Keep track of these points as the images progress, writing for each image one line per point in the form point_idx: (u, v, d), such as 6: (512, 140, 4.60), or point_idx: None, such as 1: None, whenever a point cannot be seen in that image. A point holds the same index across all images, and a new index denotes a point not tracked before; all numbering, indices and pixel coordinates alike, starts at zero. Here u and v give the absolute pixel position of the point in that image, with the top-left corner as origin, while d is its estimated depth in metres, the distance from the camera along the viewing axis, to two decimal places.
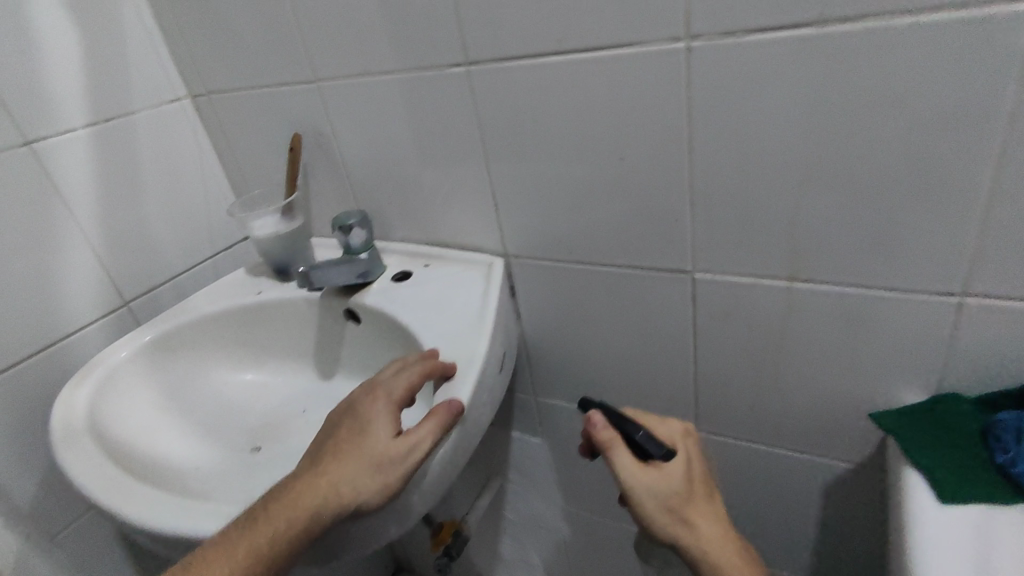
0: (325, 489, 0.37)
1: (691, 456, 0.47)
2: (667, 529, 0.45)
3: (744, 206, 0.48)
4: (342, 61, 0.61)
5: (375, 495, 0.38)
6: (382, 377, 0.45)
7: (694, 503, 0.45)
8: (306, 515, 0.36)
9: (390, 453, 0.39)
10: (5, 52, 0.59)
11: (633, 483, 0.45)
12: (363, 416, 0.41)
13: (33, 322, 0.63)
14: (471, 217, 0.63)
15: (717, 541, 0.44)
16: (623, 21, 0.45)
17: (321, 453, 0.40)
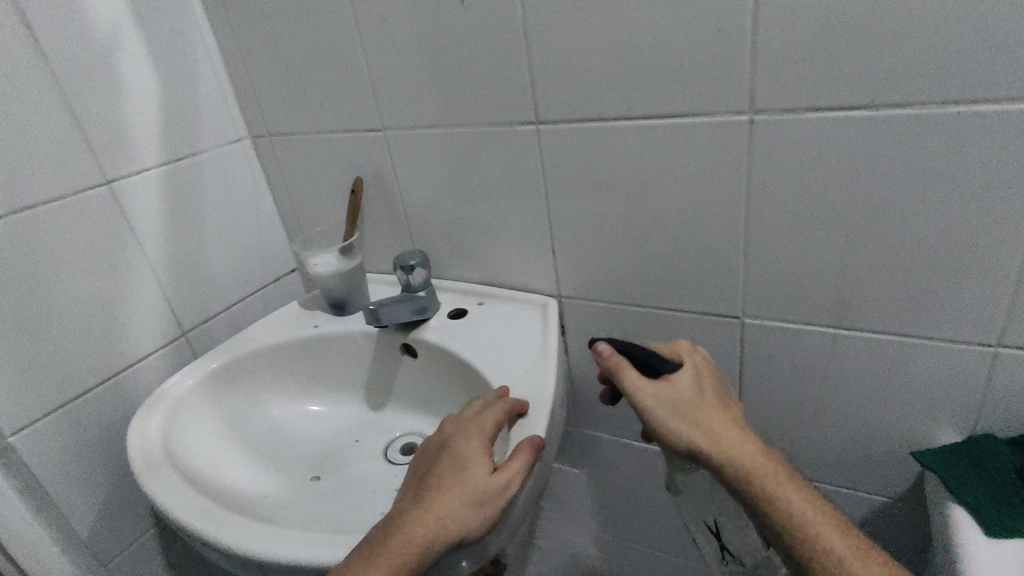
0: (434, 523, 0.40)
1: (700, 368, 0.49)
2: (682, 434, 0.44)
3: (796, 260, 0.53)
4: (411, 113, 0.65)
5: (478, 527, 0.41)
6: (470, 414, 0.48)
7: (710, 412, 0.45)
8: (420, 550, 0.40)
9: (489, 488, 0.42)
10: (94, 98, 0.62)
11: (644, 393, 0.46)
12: (458, 452, 0.45)
13: (103, 353, 0.66)
14: (527, 260, 0.68)
15: (743, 441, 0.44)
16: (692, 93, 0.50)
17: (423, 488, 0.43)
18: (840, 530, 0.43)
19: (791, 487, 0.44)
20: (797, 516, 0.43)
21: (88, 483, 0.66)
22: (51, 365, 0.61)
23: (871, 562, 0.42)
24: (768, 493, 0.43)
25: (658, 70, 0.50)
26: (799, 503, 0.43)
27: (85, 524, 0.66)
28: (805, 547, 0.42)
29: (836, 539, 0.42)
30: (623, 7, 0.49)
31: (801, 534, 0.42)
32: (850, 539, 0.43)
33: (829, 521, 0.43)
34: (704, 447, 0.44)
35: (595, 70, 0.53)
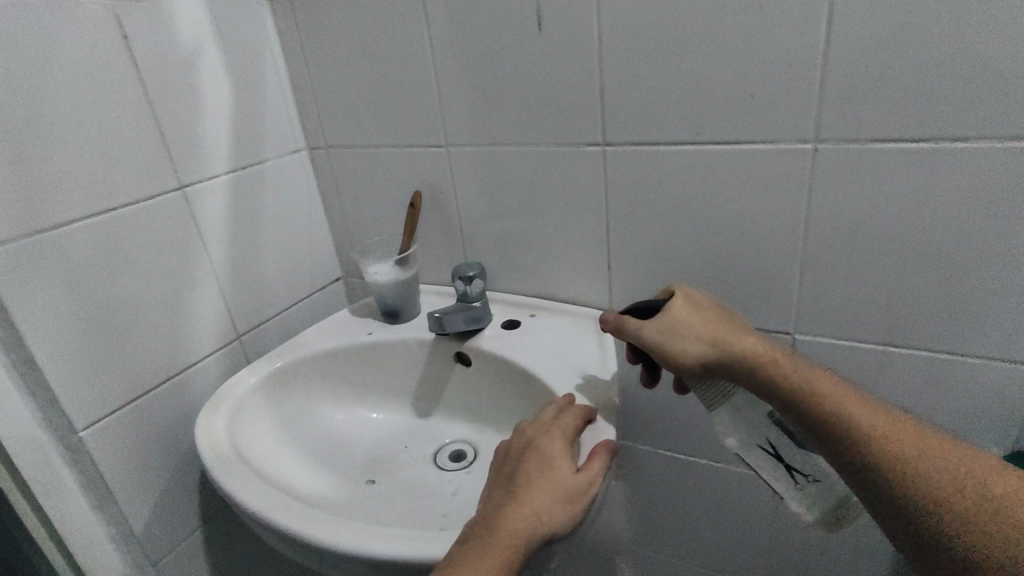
0: (531, 517, 0.43)
1: (692, 297, 0.52)
2: (687, 348, 0.47)
3: (850, 280, 0.56)
4: (476, 131, 0.68)
5: (568, 522, 0.44)
6: (547, 419, 0.51)
7: (717, 326, 0.48)
8: (520, 541, 0.42)
9: (575, 487, 0.45)
10: (175, 106, 0.64)
11: (646, 330, 0.50)
12: (540, 453, 0.48)
13: (167, 352, 0.67)
14: (580, 274, 0.70)
15: (749, 342, 0.47)
16: (759, 123, 0.54)
17: (514, 485, 0.46)
18: (865, 405, 0.45)
19: (808, 373, 0.46)
20: (823, 398, 0.45)
21: (146, 480, 0.66)
22: (122, 363, 0.62)
23: (899, 432, 0.44)
24: (790, 382, 0.45)
25: (728, 100, 0.54)
26: (819, 386, 0.46)
27: (139, 522, 0.66)
28: (839, 425, 0.44)
29: (864, 413, 0.45)
30: (697, 41, 0.53)
31: (833, 415, 0.44)
32: (874, 411, 0.45)
33: (851, 397, 0.46)
34: (711, 354, 0.47)
35: (666, 97, 0.56)
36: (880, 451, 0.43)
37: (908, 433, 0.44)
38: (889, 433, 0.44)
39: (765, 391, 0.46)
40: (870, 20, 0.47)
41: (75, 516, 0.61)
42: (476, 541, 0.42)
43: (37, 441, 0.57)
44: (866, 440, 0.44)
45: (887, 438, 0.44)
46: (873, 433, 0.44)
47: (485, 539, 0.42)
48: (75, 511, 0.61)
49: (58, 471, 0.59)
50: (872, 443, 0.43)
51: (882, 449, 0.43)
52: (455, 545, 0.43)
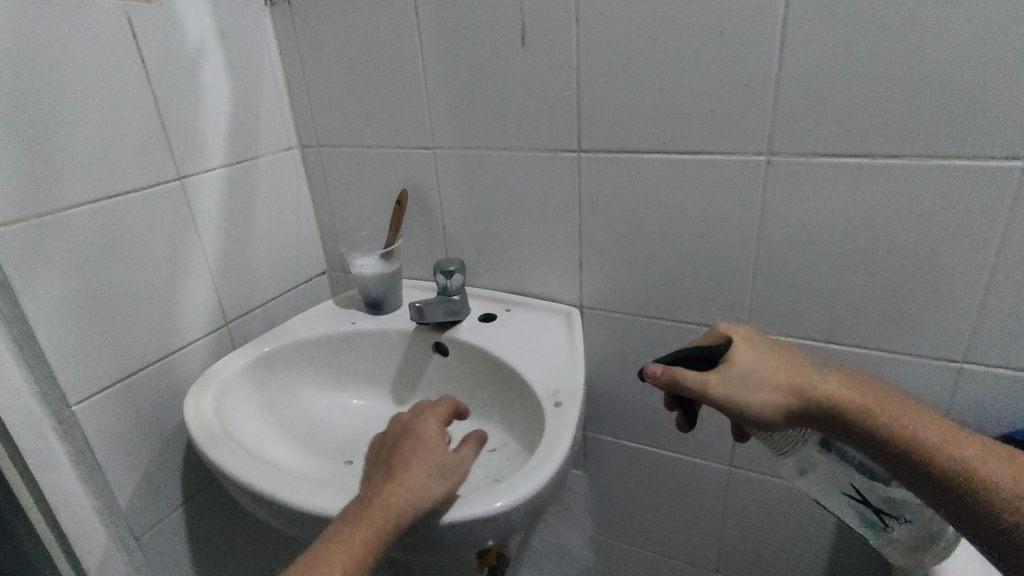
0: (406, 494, 0.47)
1: (748, 339, 0.52)
2: (768, 398, 0.47)
3: (797, 282, 0.62)
4: (462, 135, 0.73)
5: (444, 494, 0.49)
6: (420, 405, 0.55)
7: (787, 367, 0.48)
8: (394, 515, 0.46)
9: (447, 464, 0.50)
10: (177, 101, 0.68)
11: (714, 386, 0.48)
12: (417, 434, 0.52)
13: (158, 335, 0.70)
14: (555, 273, 0.75)
15: (828, 383, 0.47)
16: (719, 136, 0.59)
17: (391, 467, 0.49)
18: (942, 428, 0.47)
19: (896, 412, 0.46)
20: (909, 432, 0.46)
21: (132, 458, 0.69)
22: (115, 342, 0.65)
23: (977, 448, 0.46)
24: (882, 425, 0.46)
25: (692, 115, 0.59)
26: (899, 417, 0.46)
27: (124, 498, 0.69)
28: (927, 455, 0.45)
29: (945, 437, 0.46)
30: (665, 60, 0.59)
31: (917, 446, 0.45)
32: (952, 431, 0.47)
33: (928, 420, 0.47)
34: (793, 402, 0.47)
35: (637, 111, 0.62)
36: (967, 475, 0.45)
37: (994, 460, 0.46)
38: (971, 453, 0.45)
39: (856, 435, 0.46)
40: (816, 48, 0.53)
41: (64, 489, 0.64)
42: (351, 519, 0.46)
43: (33, 412, 0.60)
44: (951, 465, 0.45)
45: (972, 459, 0.45)
46: (956, 457, 0.45)
47: (360, 517, 0.46)
48: (65, 483, 0.64)
49: (51, 444, 0.62)
50: (963, 472, 0.45)
51: (968, 473, 0.45)
52: (335, 524, 0.47)
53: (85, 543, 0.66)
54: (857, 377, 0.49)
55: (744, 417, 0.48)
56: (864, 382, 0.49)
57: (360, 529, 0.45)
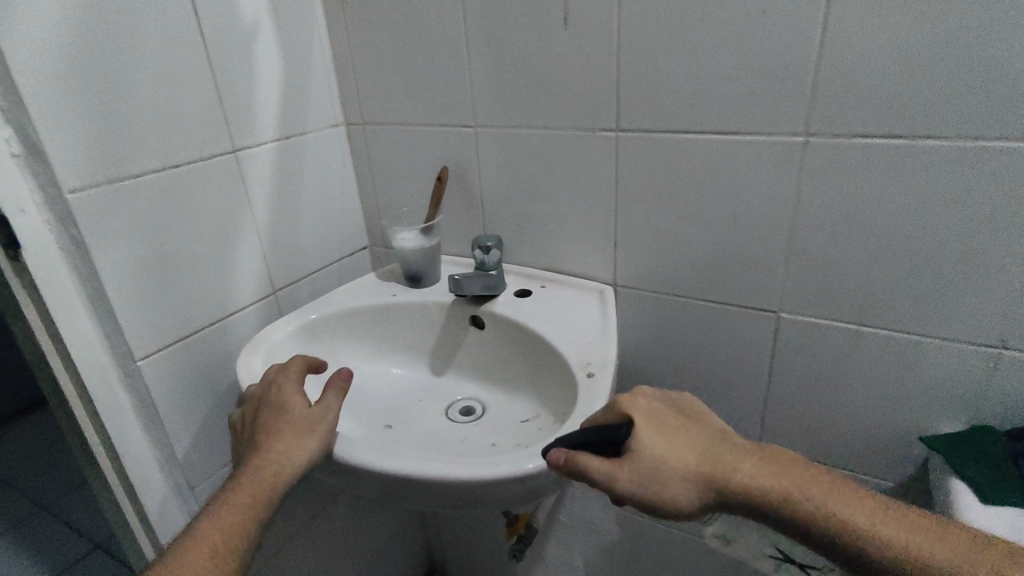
0: (276, 458, 0.55)
1: (649, 414, 0.51)
2: (674, 490, 0.47)
3: (831, 264, 0.62)
4: (502, 115, 0.75)
5: (316, 445, 0.56)
6: (276, 376, 0.62)
7: (688, 448, 0.49)
8: (270, 477, 0.54)
9: (312, 418, 0.58)
10: (234, 78, 0.72)
11: (617, 481, 0.47)
12: (281, 403, 0.59)
13: (214, 299, 0.75)
14: (589, 251, 0.77)
15: (730, 471, 0.48)
16: (757, 116, 0.59)
17: (263, 437, 0.57)
18: (852, 499, 0.47)
19: (803, 490, 0.47)
20: (817, 512, 0.46)
21: (188, 412, 0.74)
22: (175, 304, 0.70)
23: (883, 514, 0.46)
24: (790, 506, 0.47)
25: (730, 96, 0.60)
26: (802, 491, 0.47)
27: (181, 449, 0.74)
28: (831, 531, 0.46)
29: (854, 511, 0.46)
30: (705, 40, 0.59)
31: (820, 520, 0.46)
32: (854, 495, 0.47)
33: (835, 491, 0.47)
34: (700, 491, 0.47)
35: (677, 89, 0.62)
36: (871, 545, 0.45)
37: (909, 529, 0.45)
38: (874, 520, 0.46)
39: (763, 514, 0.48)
40: (859, 26, 0.53)
41: (129, 437, 0.69)
42: (225, 497, 0.54)
43: (103, 364, 0.65)
44: (860, 540, 0.45)
45: (876, 527, 0.45)
46: (861, 527, 0.45)
47: (238, 487, 0.54)
48: (129, 432, 0.69)
49: (117, 394, 0.67)
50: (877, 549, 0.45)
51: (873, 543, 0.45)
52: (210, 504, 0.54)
53: (147, 489, 0.72)
54: (760, 448, 0.50)
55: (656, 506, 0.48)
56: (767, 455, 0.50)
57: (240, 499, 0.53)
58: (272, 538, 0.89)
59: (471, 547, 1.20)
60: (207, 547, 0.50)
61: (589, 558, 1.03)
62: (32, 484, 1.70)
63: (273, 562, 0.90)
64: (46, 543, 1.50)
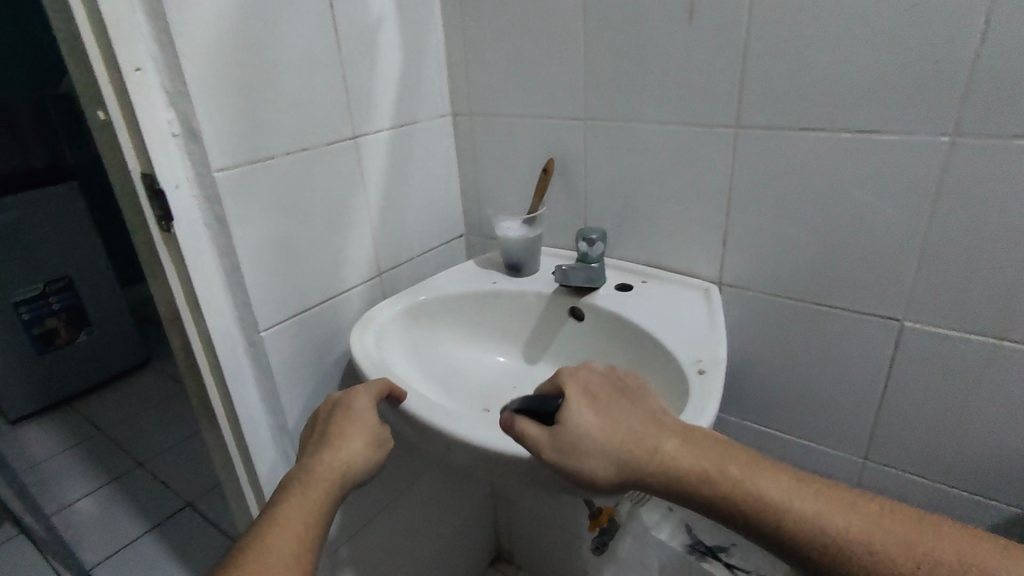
0: (343, 463, 0.57)
1: (593, 390, 0.54)
2: (595, 462, 0.50)
3: (969, 273, 0.59)
4: (614, 109, 0.75)
5: (374, 461, 0.59)
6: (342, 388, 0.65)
7: (617, 423, 0.51)
8: (337, 480, 0.56)
9: (375, 434, 0.61)
10: (359, 67, 0.75)
11: (543, 448, 0.51)
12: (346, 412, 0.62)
13: (328, 278, 0.79)
14: (695, 247, 0.76)
15: (654, 446, 0.49)
16: (898, 114, 0.57)
17: (330, 440, 0.59)
18: (773, 476, 0.47)
19: (723, 466, 0.47)
20: (735, 487, 0.46)
21: (300, 383, 0.78)
22: (295, 280, 0.74)
23: (799, 491, 0.46)
24: (708, 483, 0.47)
25: (867, 93, 0.58)
26: (714, 467, 0.47)
27: (291, 417, 0.79)
28: (747, 508, 0.46)
29: (770, 488, 0.46)
30: (845, 33, 0.57)
31: (730, 495, 0.46)
32: (773, 472, 0.47)
33: (755, 468, 0.47)
34: (618, 468, 0.49)
35: (808, 85, 0.61)
36: (782, 522, 0.45)
37: (824, 505, 0.45)
38: (791, 496, 0.46)
39: (682, 494, 0.48)
40: None
41: (249, 403, 0.74)
42: (295, 492, 0.54)
43: (232, 333, 0.70)
44: (774, 516, 0.45)
45: (791, 503, 0.45)
46: (774, 502, 0.45)
47: (308, 484, 0.54)
48: (249, 398, 0.73)
49: (241, 361, 0.71)
50: (792, 527, 0.45)
51: (784, 519, 0.45)
52: (283, 491, 0.54)
53: (260, 454, 0.77)
54: (689, 428, 0.51)
55: (582, 479, 0.50)
56: (694, 434, 0.50)
57: (311, 497, 0.53)
58: (362, 510, 0.93)
59: (542, 536, 1.22)
60: (286, 540, 0.49)
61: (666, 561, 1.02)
62: (134, 441, 1.84)
63: (361, 533, 0.95)
64: (145, 497, 1.62)
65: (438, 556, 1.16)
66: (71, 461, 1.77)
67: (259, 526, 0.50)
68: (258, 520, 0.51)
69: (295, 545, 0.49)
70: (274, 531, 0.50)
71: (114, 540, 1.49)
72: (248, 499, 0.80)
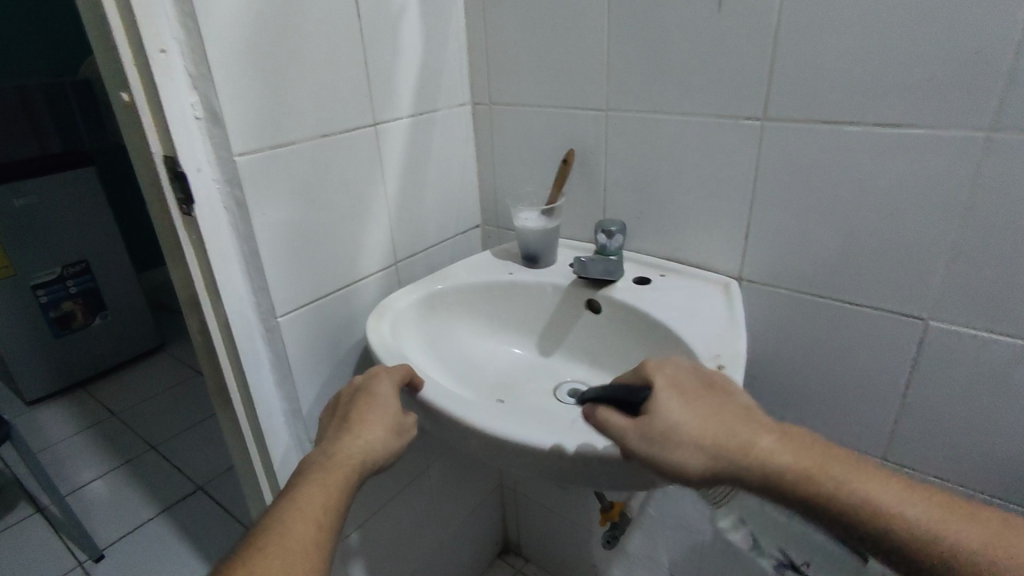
0: (364, 449, 0.57)
1: (677, 380, 0.50)
2: (687, 458, 0.46)
3: (1000, 272, 0.57)
4: (637, 100, 0.74)
5: (394, 447, 0.59)
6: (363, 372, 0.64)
7: (711, 417, 0.48)
8: (358, 466, 0.56)
9: (396, 420, 0.60)
10: (381, 54, 0.75)
11: (631, 441, 0.48)
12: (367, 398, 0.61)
13: (346, 264, 0.79)
14: (716, 241, 0.75)
15: (755, 445, 0.46)
16: (931, 108, 0.56)
17: (350, 426, 0.59)
18: (883, 481, 0.45)
19: (829, 467, 0.46)
20: (846, 491, 0.45)
21: (315, 369, 0.79)
22: (313, 266, 0.74)
23: (908, 493, 0.45)
24: (816, 486, 0.45)
25: (899, 86, 0.57)
26: (821, 469, 0.46)
27: (305, 402, 0.79)
28: (859, 513, 0.44)
29: (882, 492, 0.45)
30: (879, 24, 0.56)
31: (840, 498, 0.45)
32: (881, 476, 0.46)
33: (862, 472, 0.46)
34: (713, 464, 0.46)
35: (838, 78, 0.59)
36: (897, 528, 0.43)
37: (939, 512, 0.44)
38: (906, 503, 0.44)
39: (786, 495, 0.46)
40: None
41: (264, 387, 0.74)
42: (315, 477, 0.53)
43: (249, 317, 0.70)
44: (888, 522, 0.44)
45: (907, 510, 0.44)
46: (889, 507, 0.44)
47: (328, 469, 0.54)
48: (264, 382, 0.74)
49: (257, 346, 0.71)
50: (905, 534, 0.43)
51: (895, 525, 0.44)
52: (304, 475, 0.54)
53: (274, 438, 0.77)
54: (782, 423, 0.49)
55: (671, 475, 0.47)
56: (793, 432, 0.48)
57: (331, 482, 0.53)
58: (373, 498, 0.93)
59: (551, 530, 1.22)
60: (305, 524, 0.49)
61: (676, 558, 1.01)
62: (147, 424, 1.86)
63: (372, 521, 0.95)
64: (156, 481, 1.63)
65: (448, 546, 1.17)
66: (84, 443, 1.79)
67: (279, 510, 0.50)
68: (277, 504, 0.51)
69: (315, 530, 0.49)
70: (295, 516, 0.50)
71: (124, 522, 1.51)
72: (261, 483, 0.81)
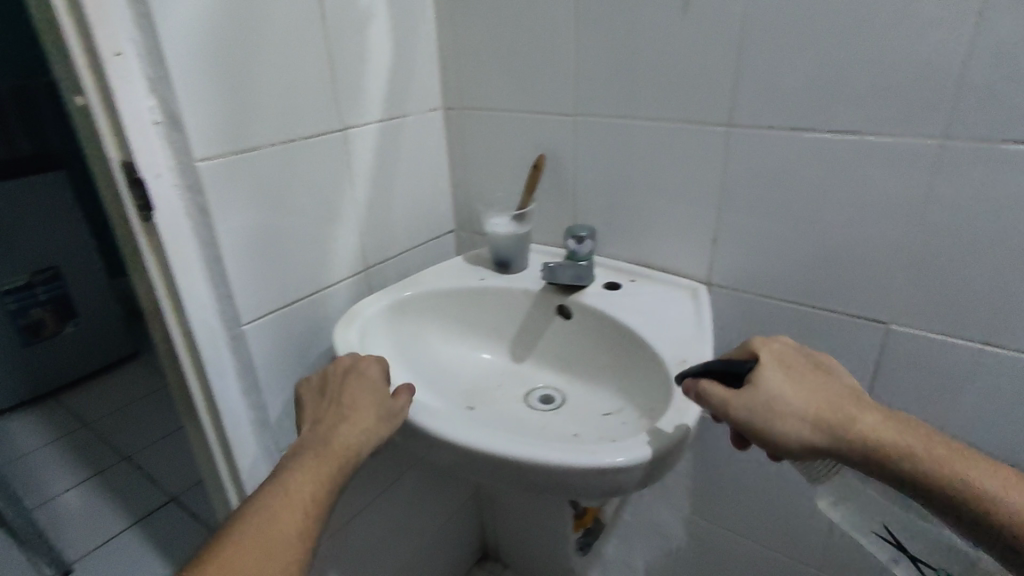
0: (356, 437, 0.55)
1: (786, 358, 0.54)
2: (789, 425, 0.49)
3: (958, 276, 0.58)
4: (606, 106, 0.74)
5: (385, 436, 0.57)
6: (354, 359, 0.63)
7: (813, 392, 0.51)
8: (348, 456, 0.54)
9: (389, 409, 0.59)
10: (348, 59, 0.74)
11: (732, 406, 0.51)
12: (360, 386, 0.60)
13: (314, 271, 0.78)
14: (684, 246, 0.75)
15: (855, 418, 0.49)
16: (889, 116, 0.57)
17: (340, 415, 0.57)
18: (989, 467, 0.46)
19: (930, 446, 0.47)
20: (947, 470, 0.46)
21: (283, 377, 0.77)
22: (279, 273, 0.73)
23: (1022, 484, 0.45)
24: (914, 462, 0.47)
25: (858, 94, 0.57)
26: (923, 447, 0.47)
27: (273, 411, 0.78)
28: (958, 491, 0.46)
29: (986, 475, 0.46)
30: (838, 34, 0.57)
31: (937, 475, 0.46)
32: (987, 464, 0.47)
33: (966, 457, 0.47)
34: (812, 432, 0.49)
35: (800, 86, 0.60)
36: (997, 509, 0.44)
37: None
38: (1010, 488, 0.45)
39: (883, 469, 0.48)
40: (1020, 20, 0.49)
41: (229, 396, 0.72)
42: (301, 467, 0.52)
43: (213, 325, 0.68)
44: (987, 503, 0.45)
45: (1010, 496, 0.45)
46: (989, 491, 0.45)
47: (316, 459, 0.53)
48: (229, 391, 0.72)
49: (222, 354, 0.70)
50: (1005, 516, 0.44)
51: (996, 508, 0.45)
52: (290, 463, 0.53)
53: (241, 448, 0.75)
54: (887, 407, 0.51)
55: (771, 442, 0.50)
56: (896, 414, 0.50)
57: (318, 472, 0.52)
58: (345, 508, 0.92)
59: (527, 537, 1.22)
60: (289, 515, 0.48)
61: (651, 561, 1.02)
62: (119, 434, 1.82)
63: (344, 532, 0.94)
64: (127, 492, 1.60)
65: (423, 555, 1.16)
66: (53, 454, 1.75)
67: (262, 499, 0.49)
68: (260, 493, 0.50)
69: (298, 521, 0.48)
70: (279, 506, 0.49)
71: (93, 535, 1.47)
72: (228, 495, 0.79)
